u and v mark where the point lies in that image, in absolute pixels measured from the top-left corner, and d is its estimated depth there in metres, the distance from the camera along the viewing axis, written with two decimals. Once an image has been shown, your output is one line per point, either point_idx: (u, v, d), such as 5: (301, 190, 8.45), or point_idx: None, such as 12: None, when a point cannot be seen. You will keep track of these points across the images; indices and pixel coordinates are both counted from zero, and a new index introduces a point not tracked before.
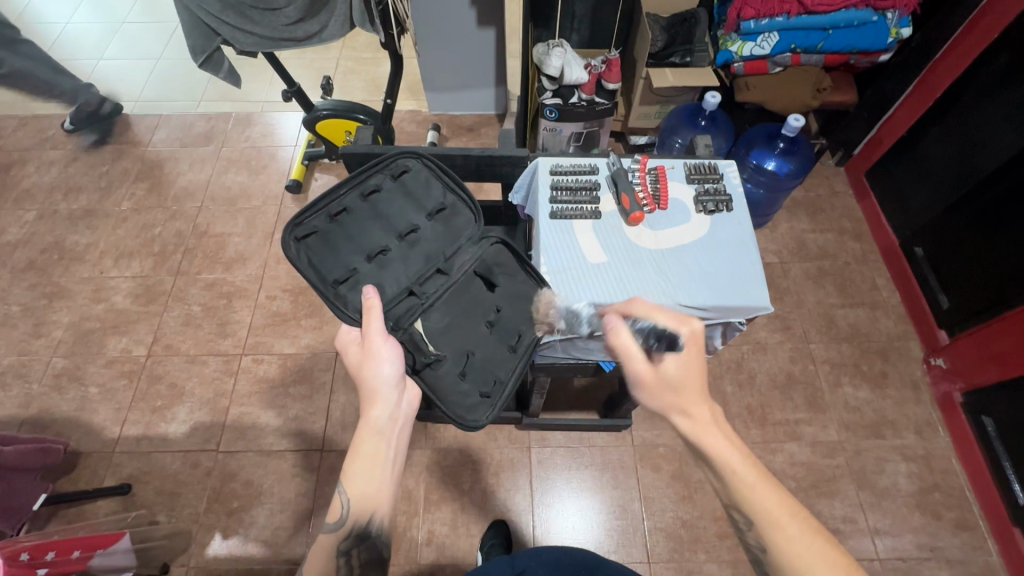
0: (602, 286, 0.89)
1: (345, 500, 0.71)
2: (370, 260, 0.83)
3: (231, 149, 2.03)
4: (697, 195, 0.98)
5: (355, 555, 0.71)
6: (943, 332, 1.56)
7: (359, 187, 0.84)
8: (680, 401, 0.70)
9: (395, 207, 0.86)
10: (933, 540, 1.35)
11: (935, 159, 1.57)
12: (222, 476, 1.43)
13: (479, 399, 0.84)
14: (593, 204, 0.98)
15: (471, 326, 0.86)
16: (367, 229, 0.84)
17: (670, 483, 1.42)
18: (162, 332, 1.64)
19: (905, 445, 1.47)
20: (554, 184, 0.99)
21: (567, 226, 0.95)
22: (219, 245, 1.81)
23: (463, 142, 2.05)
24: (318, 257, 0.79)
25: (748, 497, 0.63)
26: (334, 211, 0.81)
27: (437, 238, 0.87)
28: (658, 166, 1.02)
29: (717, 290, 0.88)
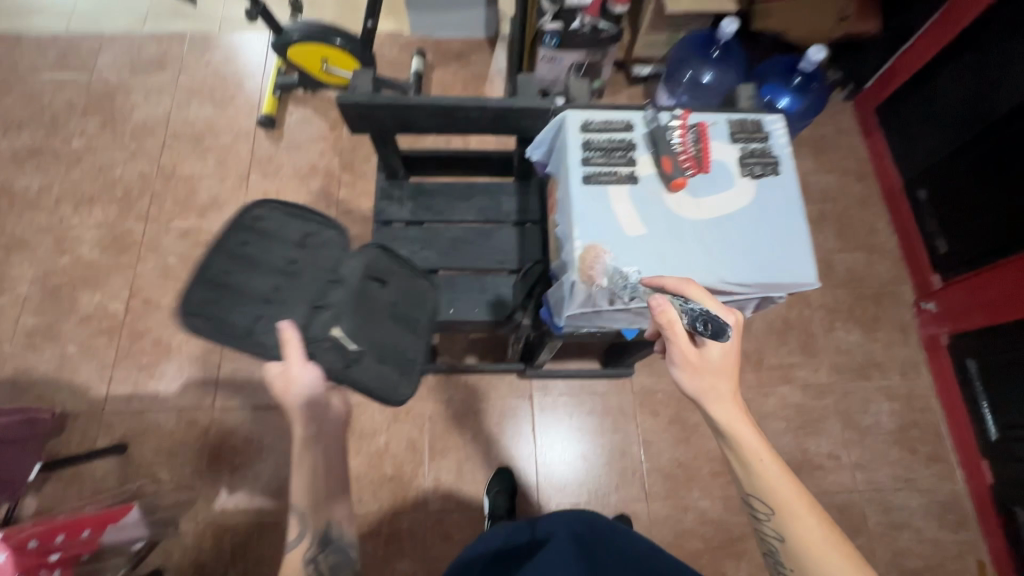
0: (644, 264, 0.80)
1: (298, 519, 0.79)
2: (269, 301, 0.88)
3: (190, 78, 1.81)
4: (742, 157, 0.87)
5: (322, 559, 0.79)
6: (936, 276, 1.57)
7: (226, 246, 0.89)
8: (712, 380, 0.73)
9: (265, 251, 0.91)
10: (908, 471, 1.45)
11: (945, 101, 1.51)
12: (221, 432, 1.41)
13: (402, 380, 0.90)
14: (629, 167, 0.85)
15: (382, 319, 0.92)
16: (247, 278, 0.88)
17: (668, 427, 1.46)
18: (138, 285, 1.54)
19: (889, 385, 1.53)
20: (586, 143, 0.85)
21: (600, 193, 0.83)
22: (190, 189, 1.66)
23: (451, 71, 1.87)
24: (225, 315, 0.86)
25: (773, 486, 0.71)
26: (216, 275, 0.87)
27: (314, 261, 0.93)
28: (699, 122, 0.89)
29: (763, 266, 0.81)
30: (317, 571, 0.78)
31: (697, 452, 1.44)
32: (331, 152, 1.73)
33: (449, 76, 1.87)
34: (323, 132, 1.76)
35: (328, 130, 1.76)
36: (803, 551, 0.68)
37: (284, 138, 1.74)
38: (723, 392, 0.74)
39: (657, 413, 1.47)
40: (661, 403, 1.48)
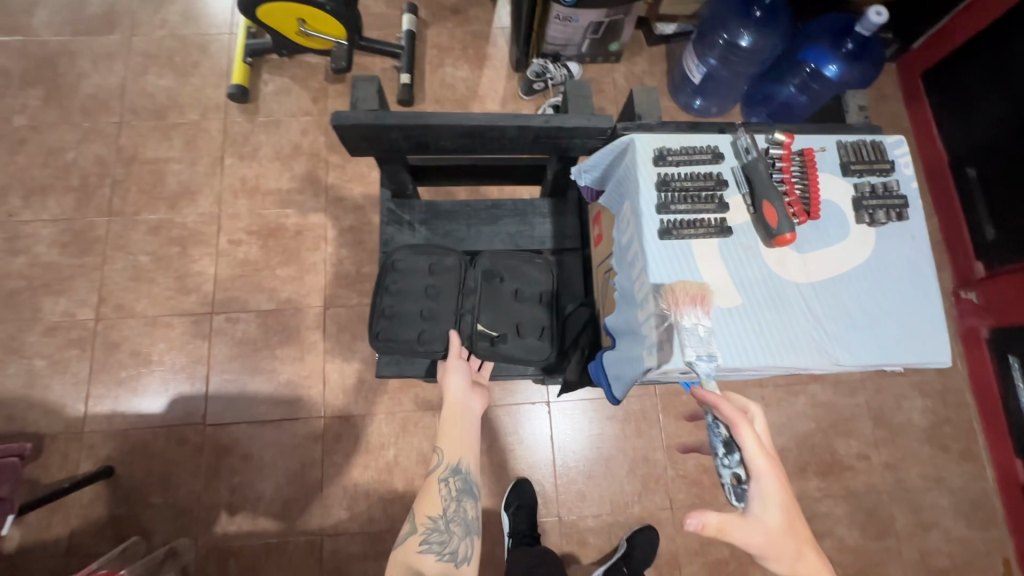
0: (739, 340, 0.69)
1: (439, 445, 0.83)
2: (425, 320, 0.92)
3: (145, 40, 1.56)
4: (859, 198, 0.75)
5: (454, 483, 0.82)
6: (980, 264, 1.46)
7: (380, 290, 0.93)
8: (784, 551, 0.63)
9: (412, 280, 0.94)
10: (939, 469, 1.40)
11: (1013, 66, 1.33)
12: (215, 451, 1.30)
13: (547, 346, 0.93)
14: (717, 213, 0.74)
15: (509, 303, 0.94)
16: (406, 305, 0.93)
17: (694, 431, 1.39)
18: (108, 289, 1.38)
19: (923, 380, 1.46)
20: (663, 182, 0.74)
21: (685, 248, 0.72)
22: (158, 175, 1.46)
23: (447, 29, 1.63)
24: (397, 339, 0.91)
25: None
26: (382, 313, 0.92)
27: (445, 275, 0.95)
28: (806, 150, 0.77)
29: (881, 345, 0.71)
30: (449, 488, 0.82)
31: None
32: (316, 128, 1.52)
33: (446, 35, 1.63)
34: (305, 104, 1.54)
35: (310, 102, 1.54)
36: None
37: (260, 112, 1.53)
38: (801, 551, 0.64)
39: (683, 416, 1.39)
40: (687, 405, 1.40)
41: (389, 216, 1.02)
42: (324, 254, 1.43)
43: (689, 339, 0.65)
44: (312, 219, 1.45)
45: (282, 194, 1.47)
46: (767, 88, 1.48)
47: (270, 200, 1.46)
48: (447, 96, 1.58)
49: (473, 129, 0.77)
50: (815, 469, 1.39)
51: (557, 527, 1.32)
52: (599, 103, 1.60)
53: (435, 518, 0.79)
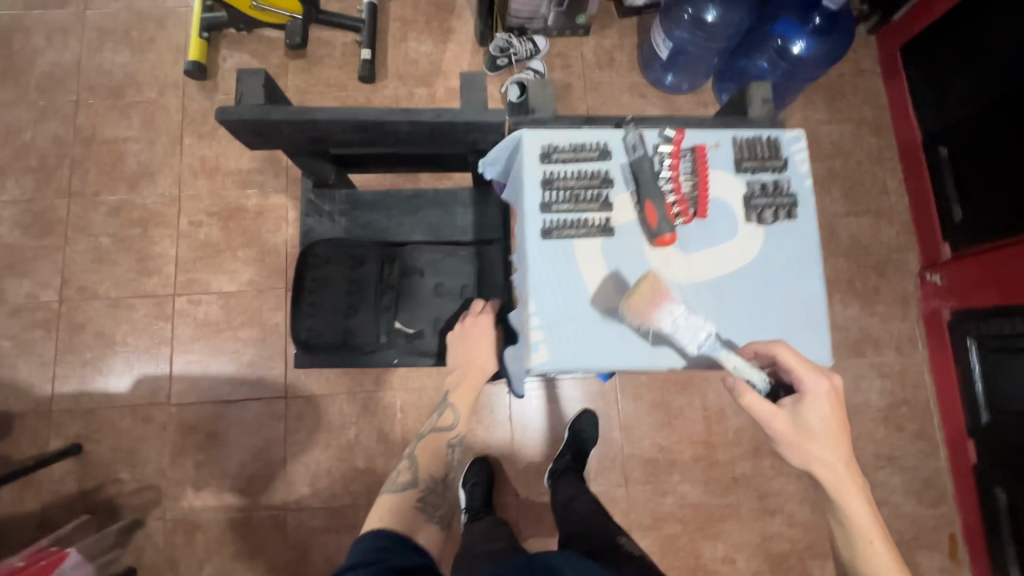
0: (618, 341, 0.78)
1: (455, 410, 0.96)
2: (348, 316, 0.95)
3: (99, 13, 1.52)
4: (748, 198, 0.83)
5: (455, 450, 0.96)
6: (947, 246, 1.45)
7: (302, 285, 0.96)
8: (819, 451, 0.73)
9: (335, 277, 0.97)
10: (892, 449, 1.43)
11: (989, 41, 1.28)
12: (180, 429, 1.33)
13: None
14: (603, 212, 0.81)
15: (429, 299, 1.01)
16: (330, 302, 0.96)
17: (651, 411, 1.41)
18: (70, 271, 1.39)
19: (882, 362, 1.47)
20: (548, 181, 0.81)
21: (565, 247, 0.80)
22: (116, 155, 1.45)
23: (411, 1, 1.58)
24: (319, 335, 0.95)
25: (873, 563, 0.72)
26: (305, 309, 0.95)
27: (369, 271, 0.98)
28: (696, 147, 0.84)
29: (755, 343, 0.80)
30: (451, 455, 0.95)
31: (680, 436, 1.40)
32: None
33: (409, 7, 1.58)
34: None
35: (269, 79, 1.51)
36: None
37: (218, 89, 1.50)
38: (829, 458, 0.73)
39: (641, 396, 1.41)
40: (645, 386, 1.42)
41: (309, 207, 1.09)
42: (285, 236, 1.43)
43: (688, 335, 0.72)
44: (272, 201, 1.43)
45: (242, 174, 1.45)
46: (740, 63, 1.44)
47: (230, 181, 1.44)
48: (410, 72, 1.54)
49: (369, 123, 0.82)
50: (770, 449, 1.41)
51: (515, 503, 1.36)
52: (566, 78, 1.56)
53: (436, 476, 0.92)
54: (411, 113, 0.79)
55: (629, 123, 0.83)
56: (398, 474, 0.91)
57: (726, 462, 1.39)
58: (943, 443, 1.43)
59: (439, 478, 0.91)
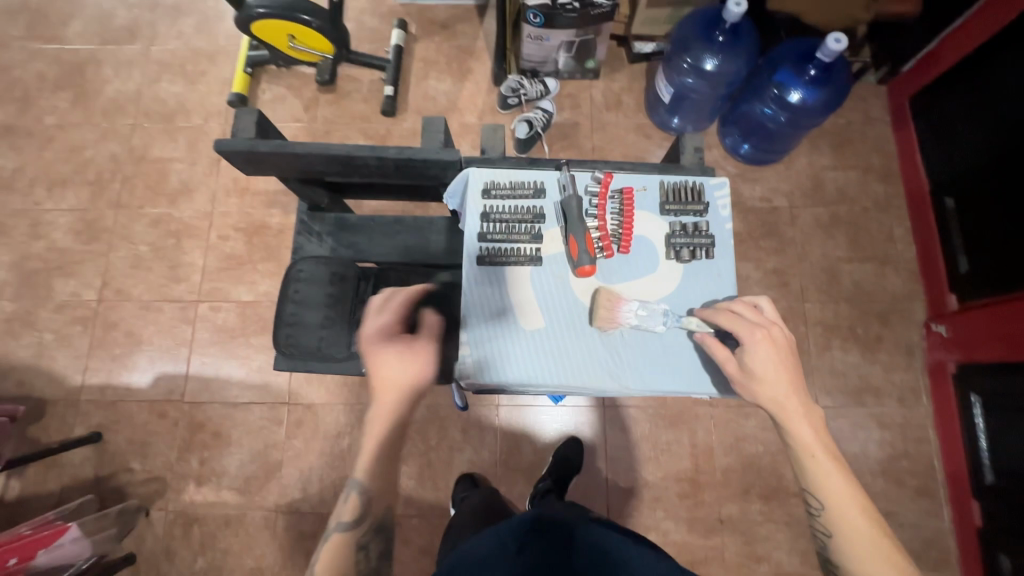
0: (538, 360, 0.87)
1: (364, 494, 0.80)
2: (323, 326, 1.02)
3: (162, 49, 1.72)
4: (670, 237, 0.94)
5: (370, 552, 0.80)
6: (953, 296, 1.42)
7: (286, 296, 1.03)
8: (766, 391, 0.77)
9: (315, 290, 1.04)
10: (891, 504, 1.38)
11: (994, 95, 1.29)
12: (190, 426, 1.43)
13: (430, 355, 1.02)
14: (534, 244, 0.93)
15: None
16: (308, 313, 1.02)
17: (638, 444, 1.41)
18: (111, 274, 1.54)
19: (883, 412, 1.43)
20: (486, 214, 0.94)
21: (497, 272, 0.92)
22: (162, 173, 1.61)
23: (435, 44, 1.71)
24: (295, 341, 1.01)
25: (824, 485, 0.74)
26: (287, 318, 1.02)
27: (346, 286, 1.04)
28: (625, 189, 0.96)
29: (671, 372, 0.88)
30: (365, 559, 0.79)
31: (666, 472, 1.40)
32: (304, 135, 1.64)
33: (433, 49, 1.71)
34: (297, 112, 1.66)
35: (302, 110, 1.66)
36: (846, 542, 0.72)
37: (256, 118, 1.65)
38: (778, 394, 0.77)
39: (629, 429, 1.42)
40: (633, 419, 1.43)
41: (301, 227, 1.15)
42: None
43: (653, 318, 0.89)
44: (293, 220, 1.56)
45: (269, 194, 1.58)
46: (741, 108, 1.50)
47: (258, 200, 1.58)
48: (429, 108, 1.66)
49: (341, 158, 0.94)
50: (759, 492, 1.38)
51: None
52: (574, 118, 1.64)
53: None
54: (377, 148, 0.93)
55: (564, 165, 0.96)
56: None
57: (712, 503, 1.38)
58: (943, 477, 1.39)
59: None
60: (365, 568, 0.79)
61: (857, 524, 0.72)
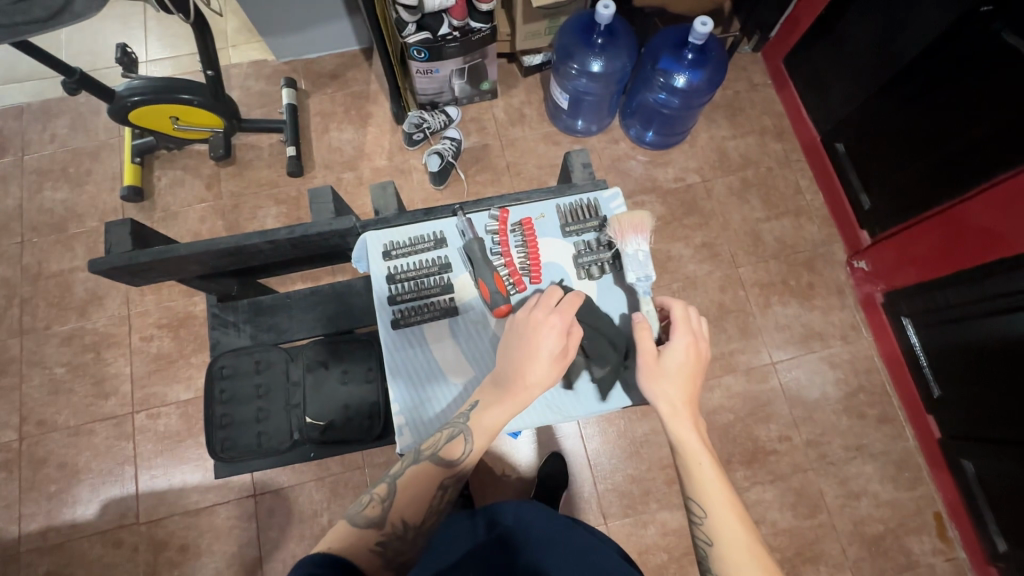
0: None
1: (469, 442, 0.79)
2: (260, 419, 1.01)
3: (37, 157, 1.61)
4: (578, 257, 0.96)
5: (446, 495, 0.81)
6: (864, 232, 1.52)
7: (214, 399, 1.02)
8: (663, 386, 0.79)
9: (242, 385, 1.02)
10: (859, 437, 1.45)
11: (854, 44, 1.39)
12: (152, 547, 1.32)
13: (375, 425, 1.01)
14: (448, 295, 0.94)
15: (333, 388, 1.03)
16: (242, 410, 1.02)
17: (617, 442, 1.42)
18: (28, 407, 1.41)
19: (831, 353, 1.51)
20: (393, 276, 0.94)
21: (416, 331, 0.92)
22: (64, 286, 1.50)
23: (329, 95, 1.69)
24: (236, 442, 1.00)
25: (709, 490, 0.73)
26: (221, 420, 1.01)
27: (273, 373, 1.03)
28: (523, 220, 0.98)
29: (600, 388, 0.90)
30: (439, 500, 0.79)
31: (650, 463, 1.41)
32: (213, 214, 1.57)
33: (327, 101, 1.68)
34: (199, 192, 1.59)
35: (204, 189, 1.59)
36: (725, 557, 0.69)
37: (157, 207, 1.57)
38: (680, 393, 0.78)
39: (605, 430, 1.43)
40: (607, 419, 1.44)
41: (213, 320, 1.06)
42: None
43: (632, 264, 0.91)
44: None
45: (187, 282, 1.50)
46: (636, 100, 1.56)
47: (176, 291, 1.49)
48: (336, 159, 1.63)
49: (230, 250, 0.93)
50: (740, 459, 1.42)
51: None
52: (483, 140, 1.65)
53: (407, 522, 0.76)
54: (265, 232, 0.94)
55: (460, 211, 0.97)
56: (369, 502, 0.75)
57: None
58: (898, 400, 1.47)
59: (411, 526, 0.76)
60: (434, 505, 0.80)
61: (733, 530, 0.70)
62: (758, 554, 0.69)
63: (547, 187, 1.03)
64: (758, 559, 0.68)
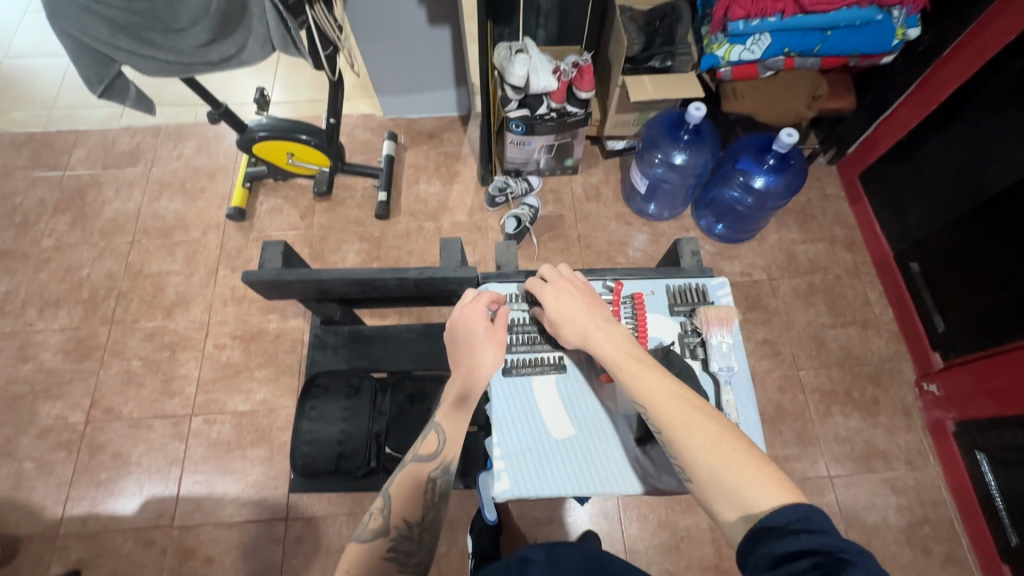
0: (572, 470, 0.86)
1: (440, 435, 0.84)
2: (343, 443, 1.05)
3: (162, 170, 1.80)
4: (681, 335, 0.98)
5: (438, 486, 0.82)
6: (936, 355, 1.48)
7: (303, 414, 1.06)
8: (573, 336, 0.85)
9: (333, 406, 1.07)
10: (921, 575, 1.34)
11: (935, 171, 1.43)
12: (179, 554, 1.33)
13: None
14: (556, 352, 0.96)
15: (418, 426, 1.11)
16: (326, 431, 1.05)
17: (656, 532, 1.36)
18: (100, 393, 1.50)
19: (895, 477, 1.43)
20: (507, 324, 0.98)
21: (523, 382, 0.93)
22: (158, 286, 1.63)
23: (423, 151, 1.85)
24: (315, 459, 1.04)
25: (664, 411, 0.71)
26: (304, 436, 1.05)
27: (365, 401, 1.09)
28: (635, 293, 1.02)
29: None
30: (432, 492, 0.81)
31: (689, 561, 1.34)
32: (301, 242, 1.70)
33: (422, 156, 1.84)
34: (293, 220, 1.73)
35: (298, 218, 1.73)
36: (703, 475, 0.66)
37: (254, 228, 1.72)
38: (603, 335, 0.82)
39: (645, 517, 1.38)
40: (649, 505, 1.39)
41: (315, 340, 1.24)
42: (299, 357, 1.54)
43: (715, 354, 0.94)
44: (291, 324, 1.57)
45: (265, 300, 1.60)
46: (711, 194, 1.64)
47: (255, 307, 1.59)
48: (421, 208, 1.76)
49: (360, 280, 1.01)
50: None
51: None
52: (558, 210, 1.75)
53: (410, 522, 0.77)
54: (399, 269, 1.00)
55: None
56: (369, 517, 0.76)
57: None
58: (969, 543, 1.36)
59: (414, 524, 0.78)
60: (431, 500, 0.81)
61: (699, 436, 0.68)
62: (733, 448, 0.65)
63: (654, 267, 1.08)
64: (737, 452, 0.65)
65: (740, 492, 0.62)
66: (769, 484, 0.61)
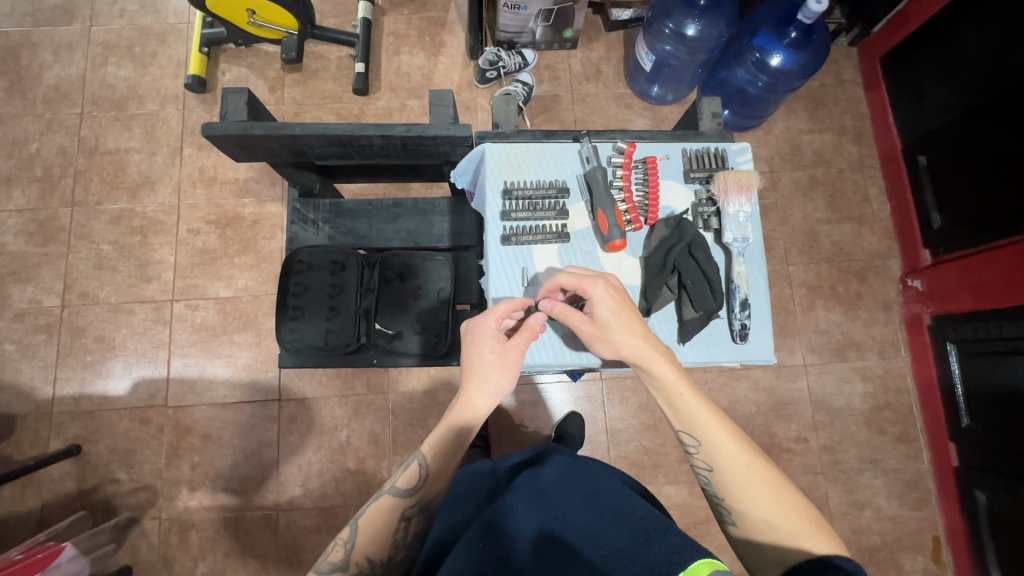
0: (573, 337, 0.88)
1: (424, 467, 0.75)
2: (331, 317, 1.08)
3: (104, 29, 1.57)
4: (694, 205, 0.95)
5: (412, 525, 0.74)
6: (926, 251, 1.48)
7: (289, 290, 1.08)
8: (620, 344, 0.75)
9: (318, 282, 1.09)
10: (874, 451, 1.46)
11: (963, 53, 1.30)
12: (177, 431, 1.37)
13: (441, 343, 1.08)
14: (559, 221, 0.92)
15: (406, 301, 1.09)
16: (314, 305, 1.08)
17: (637, 414, 1.44)
18: (72, 278, 1.44)
19: (865, 366, 1.50)
20: (508, 192, 0.92)
21: (524, 250, 0.90)
22: (118, 164, 1.50)
23: (405, 16, 1.63)
24: (304, 333, 1.07)
25: (721, 451, 0.70)
26: (291, 310, 1.08)
27: (349, 277, 1.09)
28: (649, 158, 0.96)
29: (705, 345, 0.90)
30: (404, 533, 0.72)
31: (666, 439, 1.43)
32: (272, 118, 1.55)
33: (403, 22, 1.63)
34: (261, 94, 1.56)
35: (265, 92, 1.56)
36: (745, 511, 0.68)
37: (217, 102, 1.55)
38: (652, 359, 0.75)
39: (627, 400, 1.44)
40: (632, 390, 1.45)
41: (295, 215, 1.17)
42: (280, 243, 1.47)
43: (731, 224, 0.91)
44: (268, 209, 1.48)
45: (238, 183, 1.49)
46: (721, 75, 1.50)
47: (227, 190, 1.49)
48: (403, 84, 1.59)
49: (341, 138, 0.92)
50: None
51: None
52: (553, 90, 1.60)
53: (373, 560, 0.70)
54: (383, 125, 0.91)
55: (586, 137, 0.95)
56: (331, 549, 0.70)
57: None
58: (921, 424, 1.47)
59: (377, 563, 0.70)
60: (403, 541, 0.73)
61: (754, 481, 0.68)
62: (788, 499, 0.66)
63: (672, 130, 1.01)
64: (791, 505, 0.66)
65: (784, 540, 0.65)
66: (821, 539, 0.63)
